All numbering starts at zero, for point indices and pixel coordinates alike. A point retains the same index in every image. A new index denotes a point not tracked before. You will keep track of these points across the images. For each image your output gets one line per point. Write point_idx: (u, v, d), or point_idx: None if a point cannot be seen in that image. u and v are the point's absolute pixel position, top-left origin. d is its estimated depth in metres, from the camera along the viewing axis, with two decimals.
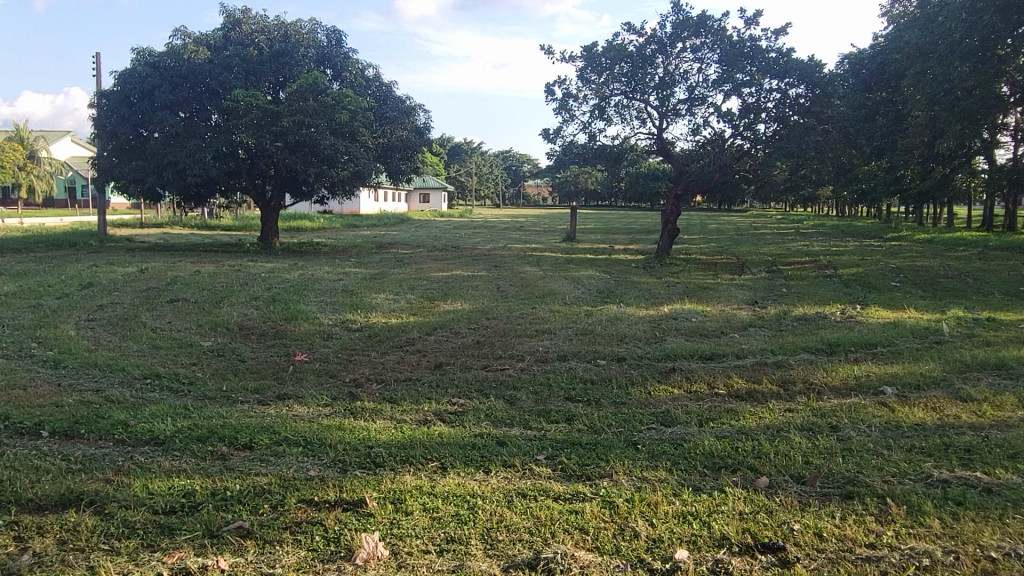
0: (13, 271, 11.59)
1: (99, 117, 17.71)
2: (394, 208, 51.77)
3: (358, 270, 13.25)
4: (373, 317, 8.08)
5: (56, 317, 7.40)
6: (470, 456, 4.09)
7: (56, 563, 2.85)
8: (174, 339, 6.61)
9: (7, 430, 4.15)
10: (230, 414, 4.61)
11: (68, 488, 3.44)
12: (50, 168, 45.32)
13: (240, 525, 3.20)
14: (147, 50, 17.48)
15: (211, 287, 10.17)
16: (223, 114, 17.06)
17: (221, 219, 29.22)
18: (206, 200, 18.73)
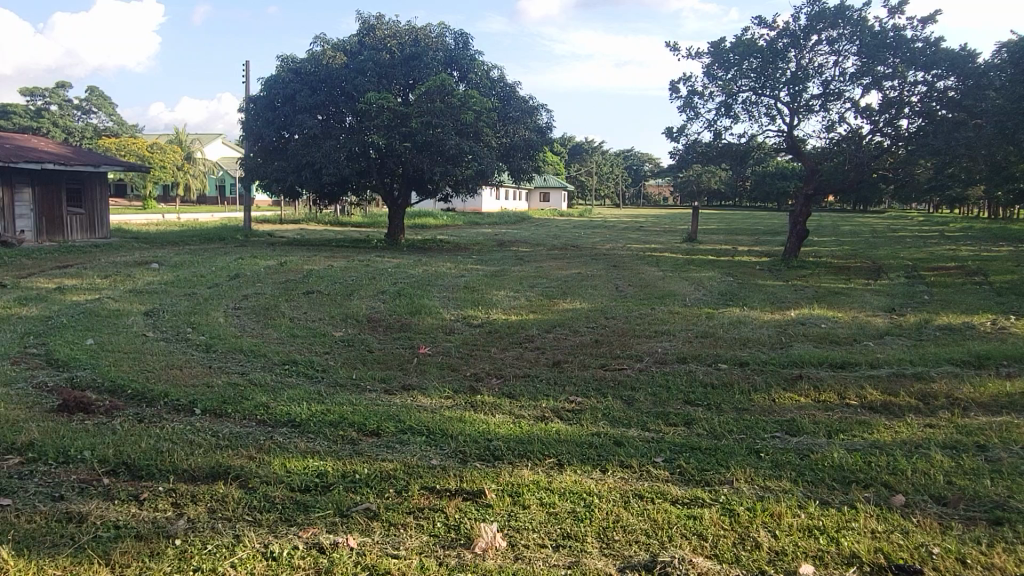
0: (170, 262, 12.70)
1: (248, 121, 19.13)
2: (515, 207, 52.53)
3: (478, 267, 13.51)
4: (493, 313, 8.23)
5: (208, 305, 8.07)
6: (587, 455, 4.10)
7: (207, 529, 3.11)
8: (309, 328, 7.04)
9: (166, 405, 4.56)
10: (359, 401, 4.87)
11: (217, 462, 3.75)
12: (204, 168, 49.34)
13: (367, 508, 3.37)
14: (290, 57, 18.68)
15: (343, 280, 10.73)
16: (356, 116, 17.91)
17: (351, 216, 30.71)
18: (339, 198, 19.72)
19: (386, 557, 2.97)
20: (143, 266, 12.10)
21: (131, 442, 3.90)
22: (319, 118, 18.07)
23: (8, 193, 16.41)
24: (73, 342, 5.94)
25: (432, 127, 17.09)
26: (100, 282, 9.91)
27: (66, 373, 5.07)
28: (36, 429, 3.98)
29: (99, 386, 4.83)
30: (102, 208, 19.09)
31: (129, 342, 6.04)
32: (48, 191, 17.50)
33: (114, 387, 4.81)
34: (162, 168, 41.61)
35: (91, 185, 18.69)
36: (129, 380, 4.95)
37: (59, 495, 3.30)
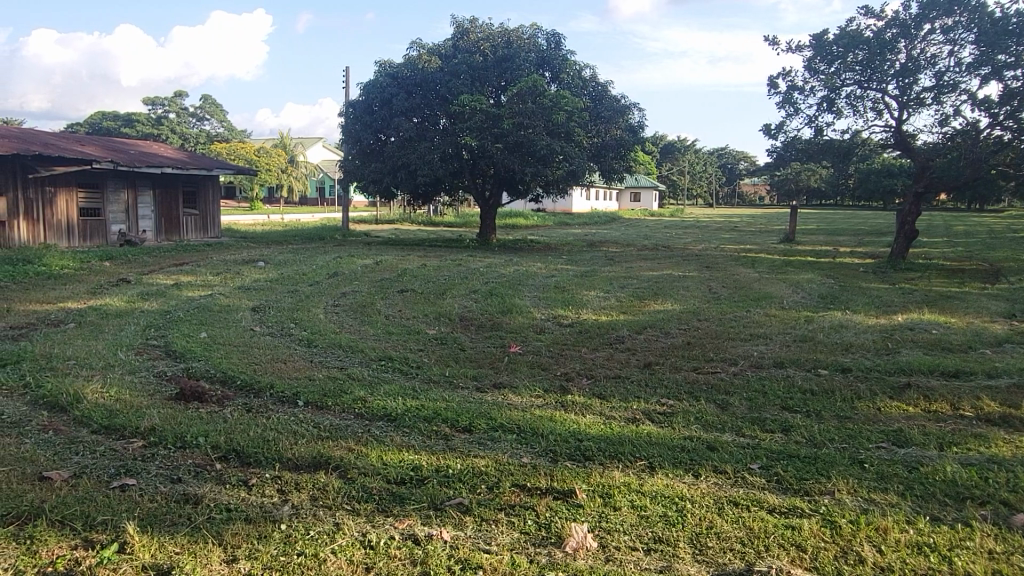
0: (275, 261, 13.31)
1: (347, 124, 19.84)
2: (605, 208, 52.12)
3: (569, 267, 13.51)
4: (584, 313, 8.22)
5: (309, 302, 8.41)
6: (680, 459, 4.03)
7: (310, 516, 3.25)
8: (404, 325, 7.24)
9: (272, 397, 4.79)
10: (452, 398, 4.96)
11: (318, 452, 3.91)
12: (306, 171, 51.47)
13: (460, 502, 3.44)
14: (387, 62, 19.24)
15: (436, 279, 10.94)
16: (450, 118, 18.24)
17: (443, 216, 31.29)
18: (432, 199, 20.15)
19: (478, 551, 3.02)
20: (250, 264, 12.72)
21: (241, 431, 4.12)
22: (414, 121, 18.51)
23: (131, 195, 17.64)
24: (188, 335, 6.33)
25: (523, 128, 17.20)
26: (211, 279, 10.50)
27: (183, 364, 5.42)
28: (157, 415, 4.27)
29: (212, 377, 5.13)
30: (214, 208, 20.23)
31: (238, 336, 6.39)
32: (167, 193, 18.69)
33: (225, 378, 5.10)
34: (267, 171, 43.75)
35: (204, 187, 19.83)
36: (239, 371, 5.24)
37: (177, 478, 3.53)
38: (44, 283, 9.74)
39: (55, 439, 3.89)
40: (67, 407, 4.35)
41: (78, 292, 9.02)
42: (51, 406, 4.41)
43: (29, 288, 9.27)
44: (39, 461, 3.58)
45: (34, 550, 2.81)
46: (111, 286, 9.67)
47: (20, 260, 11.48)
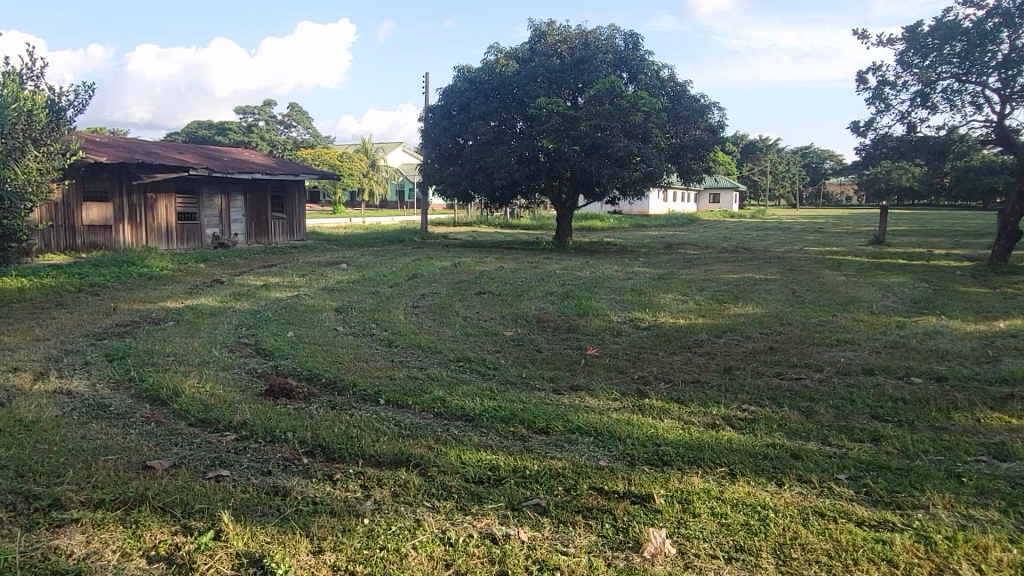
0: (357, 263, 13.70)
1: (427, 129, 20.23)
2: (683, 209, 51.23)
3: (646, 270, 13.36)
4: (661, 316, 8.11)
5: (390, 303, 8.62)
6: (762, 466, 3.93)
7: (392, 511, 3.34)
8: (482, 327, 7.33)
9: (355, 395, 4.94)
10: (529, 399, 4.99)
11: (399, 449, 4.01)
12: (387, 176, 52.74)
13: (538, 503, 3.46)
14: (465, 67, 19.52)
15: (513, 281, 11.01)
16: (527, 121, 18.34)
17: (520, 219, 31.48)
18: (508, 201, 20.28)
19: (556, 552, 3.03)
20: (334, 266, 13.15)
21: (327, 427, 4.27)
22: (492, 125, 18.70)
23: (225, 201, 18.49)
24: (277, 333, 6.60)
25: (601, 130, 17.10)
26: (297, 280, 10.93)
27: (272, 361, 5.65)
28: (248, 410, 4.47)
29: (299, 374, 5.34)
30: (300, 212, 20.97)
31: (323, 335, 6.61)
32: (257, 198, 19.50)
33: (311, 376, 5.29)
34: (350, 176, 45.12)
35: (291, 192, 20.58)
36: (323, 370, 5.42)
37: (267, 470, 3.69)
38: (146, 283, 10.37)
39: (157, 431, 4.13)
40: (168, 400, 4.61)
41: (177, 291, 9.54)
42: (153, 399, 4.68)
43: (133, 288, 9.88)
44: (143, 450, 3.81)
45: (139, 534, 2.99)
46: (206, 286, 10.18)
47: (124, 262, 12.22)
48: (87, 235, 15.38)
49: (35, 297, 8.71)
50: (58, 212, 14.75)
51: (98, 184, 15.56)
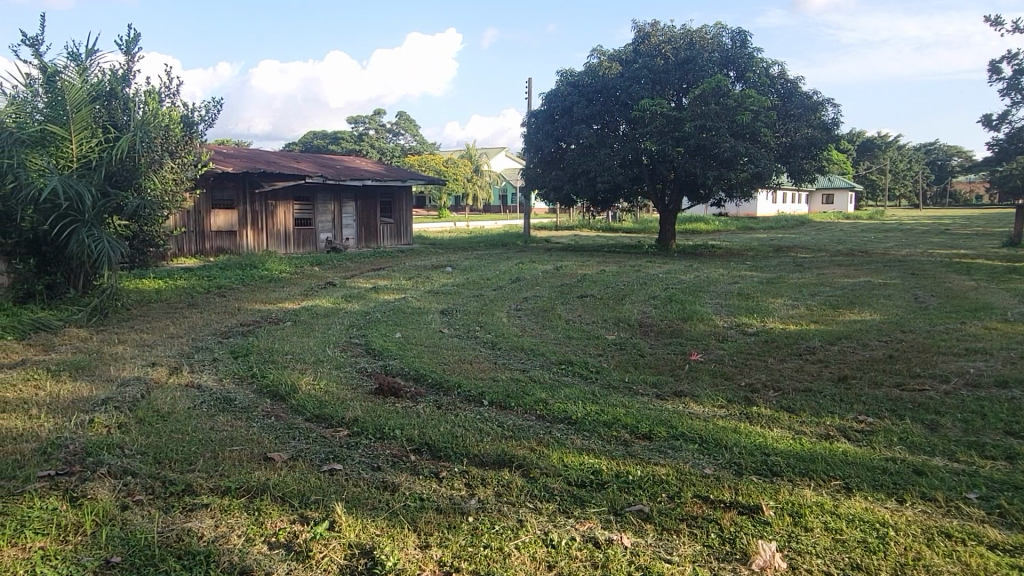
0: (462, 266, 13.99)
1: (530, 134, 20.42)
2: (794, 211, 49.19)
3: (754, 273, 12.94)
4: (770, 322, 7.82)
5: (494, 306, 8.76)
6: (881, 481, 3.72)
7: (496, 510, 3.39)
8: (583, 330, 7.32)
9: (460, 395, 5.05)
10: (632, 404, 4.94)
11: (502, 450, 4.07)
12: (490, 180, 53.52)
13: (641, 509, 3.42)
14: (568, 71, 19.57)
15: (616, 285, 10.91)
16: (630, 123, 18.16)
17: (622, 223, 31.20)
18: (611, 205, 20.13)
19: (659, 560, 2.99)
20: (440, 269, 13.48)
21: (433, 426, 4.39)
22: (595, 128, 18.64)
23: (337, 207, 19.35)
24: (385, 335, 6.84)
25: (707, 130, 16.69)
26: (405, 283, 11.29)
27: (381, 361, 5.87)
28: (359, 407, 4.66)
29: (406, 374, 5.52)
30: (407, 217, 21.63)
31: (429, 337, 6.79)
32: (367, 203, 20.27)
33: (417, 376, 5.45)
34: (454, 180, 46.22)
35: (399, 198, 21.28)
36: (429, 370, 5.58)
37: (377, 466, 3.83)
38: (266, 285, 11.00)
39: (276, 424, 4.38)
40: (286, 396, 4.87)
41: (294, 293, 10.07)
42: (273, 394, 4.96)
43: (255, 289, 10.52)
44: (264, 442, 4.05)
45: (261, 521, 3.18)
46: (321, 288, 10.69)
47: (247, 265, 13.04)
48: (215, 239, 16.46)
49: (170, 298, 9.42)
50: (190, 219, 15.87)
51: (225, 192, 16.64)
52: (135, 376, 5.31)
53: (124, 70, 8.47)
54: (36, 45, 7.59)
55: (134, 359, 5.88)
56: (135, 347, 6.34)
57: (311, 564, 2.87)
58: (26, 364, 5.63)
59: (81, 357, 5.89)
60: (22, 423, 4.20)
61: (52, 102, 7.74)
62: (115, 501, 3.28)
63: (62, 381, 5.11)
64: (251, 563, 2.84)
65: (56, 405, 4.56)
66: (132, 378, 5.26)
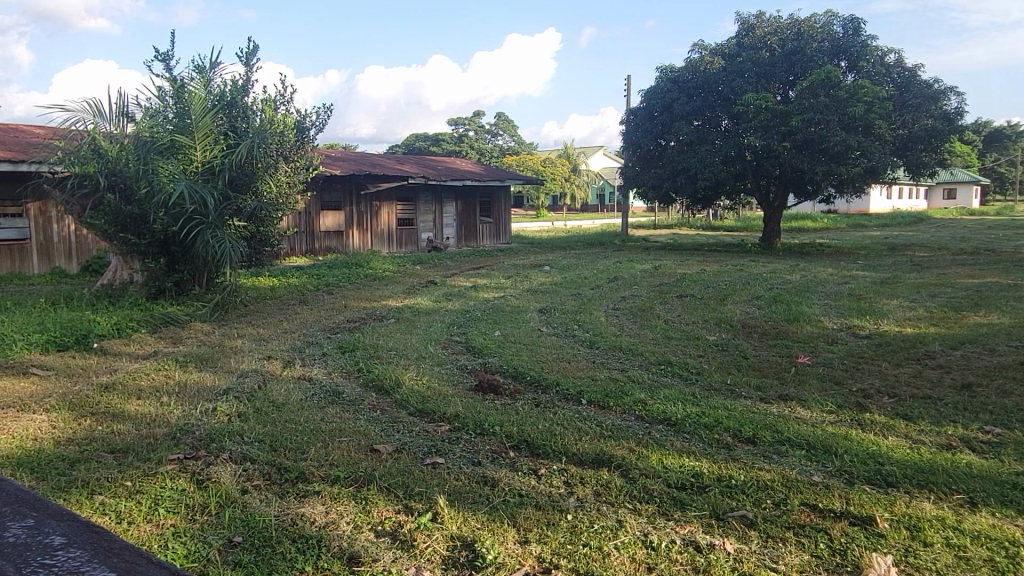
0: (559, 265, 14.01)
1: (629, 132, 20.21)
2: (912, 207, 46.35)
3: (867, 273, 12.28)
4: (884, 324, 7.40)
5: (591, 305, 8.72)
6: (1009, 497, 3.46)
7: (595, 509, 3.39)
8: (683, 331, 7.16)
9: (558, 393, 5.07)
10: (735, 407, 4.80)
11: (601, 449, 4.05)
12: (588, 179, 53.23)
13: (744, 514, 3.33)
14: (668, 67, 19.30)
15: (717, 285, 10.62)
16: (733, 118, 17.66)
17: (724, 221, 30.33)
18: (712, 203, 19.63)
19: (763, 568, 2.90)
20: (537, 268, 13.54)
21: (531, 423, 4.43)
22: (695, 124, 18.24)
23: (438, 207, 19.79)
24: (485, 332, 6.95)
25: (815, 124, 16.00)
26: (504, 282, 11.39)
27: (480, 359, 5.96)
28: (460, 403, 4.76)
29: (505, 371, 5.59)
30: (505, 217, 21.84)
31: (527, 335, 6.84)
32: (466, 204, 20.61)
33: (516, 374, 5.51)
34: (552, 180, 46.32)
35: (498, 198, 21.54)
36: (527, 368, 5.62)
37: (477, 461, 3.91)
38: (371, 284, 11.38)
39: (382, 417, 4.54)
40: (390, 390, 5.04)
41: (397, 291, 10.38)
42: (378, 388, 5.15)
43: (360, 287, 10.90)
44: (370, 435, 4.21)
45: (368, 510, 3.31)
46: (422, 287, 10.97)
47: (353, 263, 13.57)
48: (324, 240, 17.20)
49: (283, 295, 9.92)
50: (301, 220, 16.66)
51: (333, 195, 17.35)
52: (252, 369, 5.63)
53: (244, 80, 8.98)
54: (167, 60, 8.17)
55: (252, 352, 6.22)
56: (251, 341, 6.71)
57: (415, 553, 2.96)
58: (158, 356, 6.08)
59: (206, 349, 6.30)
60: (155, 409, 4.54)
61: (180, 112, 8.32)
62: (236, 485, 3.50)
63: (188, 371, 5.50)
64: (359, 549, 2.96)
65: (184, 394, 4.90)
66: (250, 370, 5.59)
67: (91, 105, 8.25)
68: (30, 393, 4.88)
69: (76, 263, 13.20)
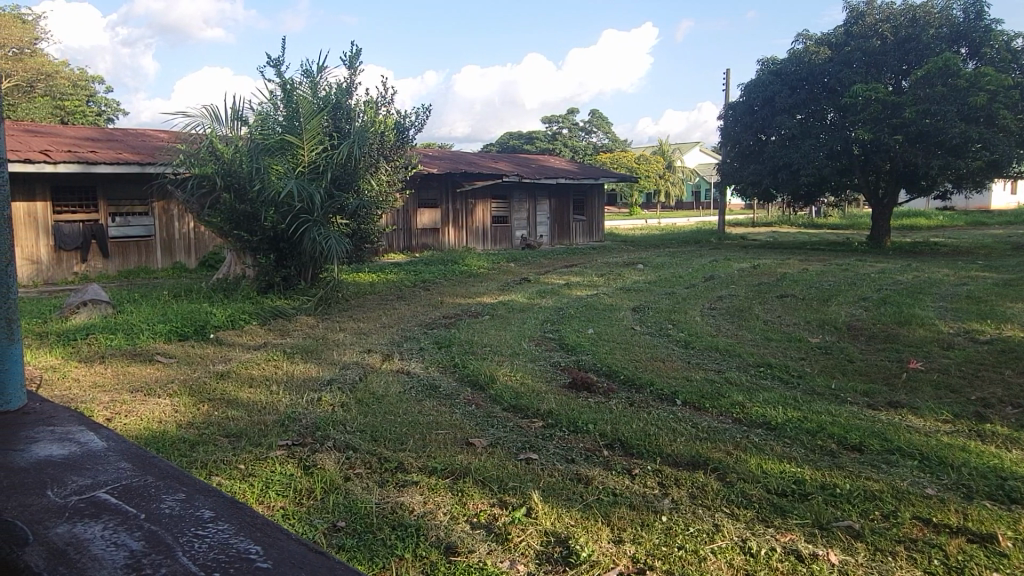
0: (653, 263, 13.83)
1: (727, 127, 19.71)
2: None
3: (989, 274, 11.46)
4: (1008, 329, 6.90)
5: (686, 304, 8.56)
6: None
7: (690, 512, 3.32)
8: (784, 332, 6.92)
9: (652, 393, 5.01)
10: (840, 413, 4.60)
11: (697, 451, 3.98)
12: (683, 175, 52.16)
13: (850, 525, 3.19)
14: (771, 60, 18.74)
15: (821, 284, 10.20)
16: (840, 111, 16.88)
17: (827, 219, 29.07)
18: (815, 200, 18.84)
19: None
20: (631, 266, 13.38)
21: (625, 422, 4.39)
22: (799, 118, 17.58)
23: (532, 205, 19.88)
24: (578, 330, 6.94)
25: (931, 115, 15.04)
26: (597, 280, 11.34)
27: (574, 356, 5.97)
28: (553, 400, 4.78)
29: (598, 370, 5.57)
30: (599, 214, 21.70)
31: (621, 334, 6.78)
32: (560, 201, 20.61)
33: (610, 372, 5.47)
34: (646, 177, 45.62)
35: (591, 196, 21.44)
36: (621, 367, 5.57)
37: (571, 458, 3.91)
38: (466, 280, 11.58)
39: (477, 412, 4.62)
40: (485, 386, 5.12)
41: (491, 288, 10.53)
42: (473, 383, 5.24)
43: (456, 284, 11.11)
44: (466, 428, 4.29)
45: (464, 502, 3.38)
46: (516, 284, 11.05)
47: (448, 261, 13.84)
48: (421, 237, 17.61)
49: (382, 290, 10.24)
50: (399, 217, 17.11)
51: (430, 193, 17.73)
52: (354, 361, 5.85)
53: (347, 83, 9.31)
54: (277, 66, 8.58)
55: (353, 345, 6.46)
56: (353, 335, 6.96)
57: (509, 546, 3.00)
58: (267, 347, 6.40)
59: (311, 342, 6.58)
60: (265, 396, 4.80)
61: (289, 115, 8.72)
62: (340, 472, 3.65)
63: (295, 362, 5.76)
64: (456, 540, 3.02)
65: (291, 383, 5.15)
66: (352, 363, 5.80)
67: (208, 110, 8.77)
68: (155, 378, 5.25)
69: (194, 258, 14.06)
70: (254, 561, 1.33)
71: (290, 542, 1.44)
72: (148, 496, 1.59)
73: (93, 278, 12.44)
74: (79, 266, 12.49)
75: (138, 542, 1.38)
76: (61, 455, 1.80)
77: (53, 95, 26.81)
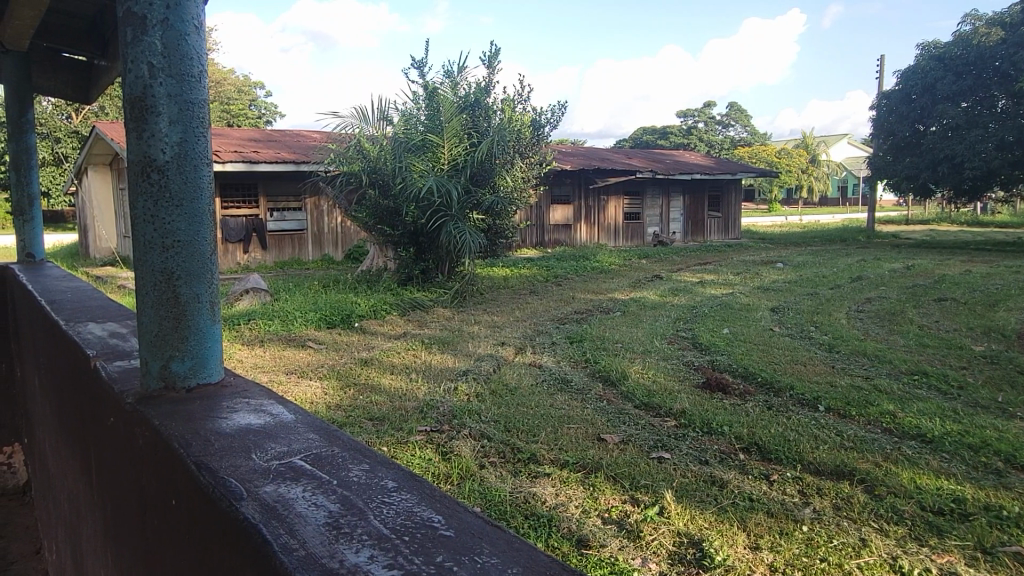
0: (792, 262, 13.20)
1: (880, 117, 18.44)
2: None
3: None
4: None
5: (831, 306, 8.11)
6: None
7: (835, 524, 3.16)
8: (943, 338, 6.40)
9: (792, 397, 4.80)
10: (1007, 428, 4.20)
11: (843, 461, 3.77)
12: (828, 169, 49.21)
13: (1019, 551, 2.91)
14: (933, 43, 17.37)
15: (986, 288, 9.32)
16: (1013, 98, 15.28)
17: (995, 217, 26.44)
18: (982, 195, 17.23)
19: None
20: (771, 265, 12.81)
21: (763, 426, 4.24)
22: (963, 106, 16.21)
23: (666, 201, 19.53)
24: (714, 330, 6.75)
25: None
26: (733, 278, 10.96)
27: (709, 356, 5.81)
28: (687, 399, 4.70)
29: (735, 371, 5.39)
30: (735, 211, 20.95)
31: (759, 334, 6.53)
32: (694, 198, 20.09)
33: (747, 374, 5.29)
34: (787, 172, 43.40)
35: (727, 192, 20.73)
36: (759, 369, 5.37)
37: (704, 460, 3.83)
38: (598, 276, 11.57)
39: (608, 408, 4.62)
40: (617, 382, 5.12)
41: (623, 284, 10.44)
42: (605, 378, 5.25)
43: (588, 280, 11.12)
44: (598, 424, 4.30)
45: (596, 497, 3.39)
46: (648, 281, 10.87)
47: (580, 256, 13.87)
48: (553, 232, 17.77)
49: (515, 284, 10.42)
50: (533, 213, 17.33)
51: (563, 188, 17.82)
52: (489, 353, 5.99)
53: (485, 82, 9.50)
54: (421, 67, 8.91)
55: (488, 338, 6.63)
56: (487, 328, 7.14)
57: (641, 544, 2.98)
58: (407, 337, 6.70)
59: (448, 333, 6.81)
60: (405, 384, 5.03)
61: (431, 114, 9.05)
62: (475, 459, 3.77)
63: (433, 353, 5.99)
64: (588, 533, 3.04)
65: (429, 372, 5.37)
66: (486, 355, 5.95)
67: (356, 111, 9.26)
68: (307, 362, 5.65)
69: (341, 250, 14.97)
70: (438, 529, 1.14)
71: (466, 514, 1.25)
72: (337, 463, 1.46)
73: (253, 268, 13.52)
74: (242, 256, 13.61)
75: (335, 504, 1.25)
76: (257, 425, 1.66)
77: (220, 100, 29.22)
